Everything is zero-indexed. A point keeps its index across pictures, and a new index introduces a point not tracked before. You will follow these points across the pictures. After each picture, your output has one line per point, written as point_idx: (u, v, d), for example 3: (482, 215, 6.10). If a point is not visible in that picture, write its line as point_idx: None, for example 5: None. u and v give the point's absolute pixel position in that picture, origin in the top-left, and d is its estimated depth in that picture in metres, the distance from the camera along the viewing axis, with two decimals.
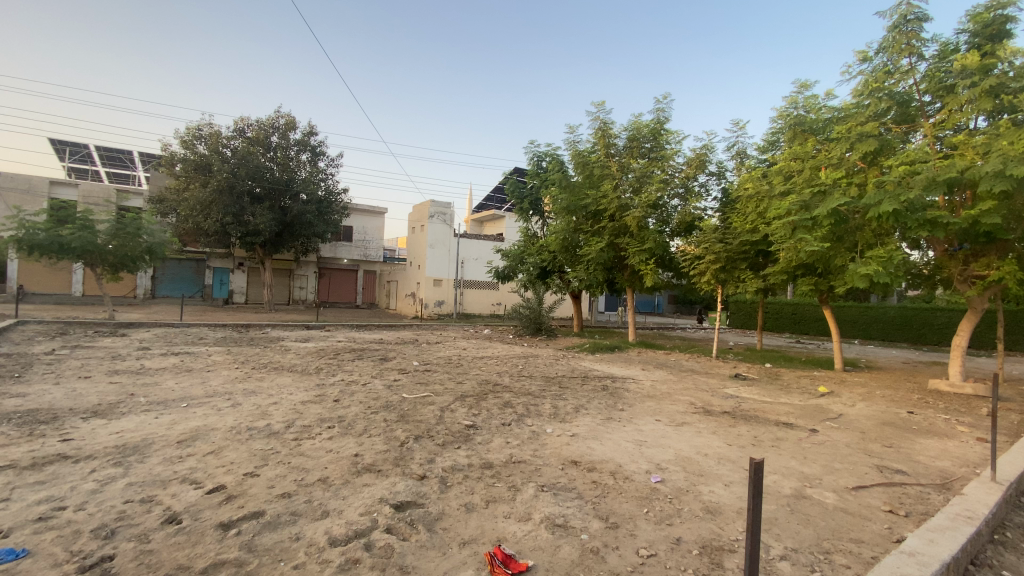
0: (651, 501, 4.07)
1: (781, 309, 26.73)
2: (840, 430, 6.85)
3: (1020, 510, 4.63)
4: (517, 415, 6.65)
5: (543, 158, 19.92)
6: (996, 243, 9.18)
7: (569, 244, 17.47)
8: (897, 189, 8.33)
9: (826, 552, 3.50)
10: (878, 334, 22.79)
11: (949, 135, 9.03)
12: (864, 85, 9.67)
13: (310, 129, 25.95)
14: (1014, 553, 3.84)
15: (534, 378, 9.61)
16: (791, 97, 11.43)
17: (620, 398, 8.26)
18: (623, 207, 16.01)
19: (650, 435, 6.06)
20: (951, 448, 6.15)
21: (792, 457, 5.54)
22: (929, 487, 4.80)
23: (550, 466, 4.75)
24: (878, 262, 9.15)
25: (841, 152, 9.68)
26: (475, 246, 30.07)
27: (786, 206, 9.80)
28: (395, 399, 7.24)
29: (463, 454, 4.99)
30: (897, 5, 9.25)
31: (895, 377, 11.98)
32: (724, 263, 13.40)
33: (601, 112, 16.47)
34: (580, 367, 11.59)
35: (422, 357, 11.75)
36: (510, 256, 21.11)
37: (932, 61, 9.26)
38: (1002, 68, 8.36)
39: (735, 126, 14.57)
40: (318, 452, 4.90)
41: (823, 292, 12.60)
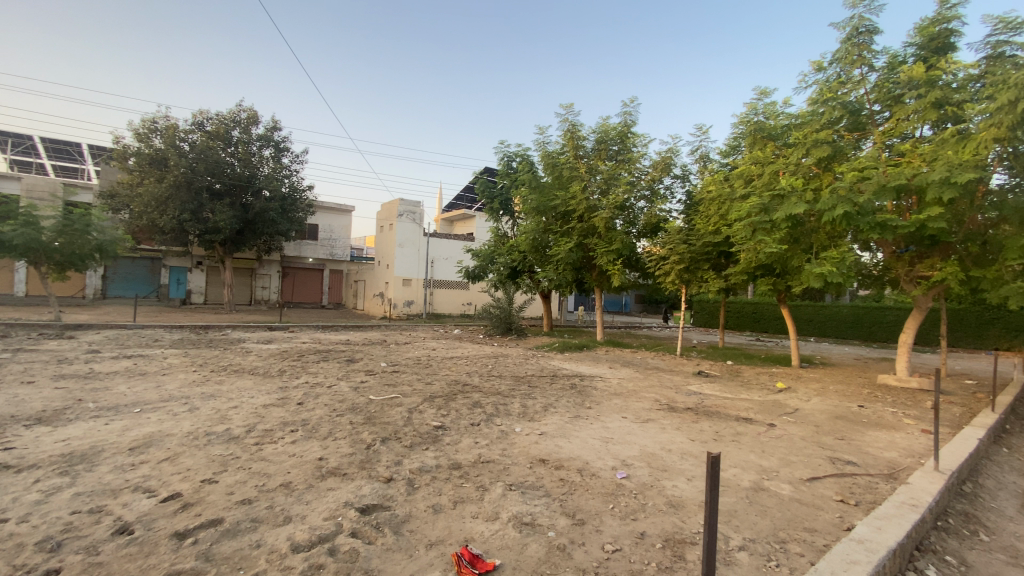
0: (617, 497, 4.15)
1: (742, 309, 27.62)
2: (796, 424, 7.14)
3: (959, 497, 4.95)
4: (486, 415, 6.65)
5: (513, 158, 19.94)
6: (940, 246, 9.74)
7: (539, 245, 17.58)
8: (850, 194, 8.75)
9: (782, 541, 3.65)
10: (832, 332, 23.83)
11: (897, 142, 9.53)
12: (819, 93, 10.09)
13: (274, 124, 25.17)
14: (955, 538, 4.09)
15: (503, 378, 9.63)
16: (751, 104, 11.78)
17: (588, 396, 8.37)
18: (591, 208, 16.22)
19: (616, 432, 6.18)
20: (898, 439, 6.51)
21: (751, 451, 5.74)
22: (876, 477, 5.07)
23: (518, 464, 4.78)
24: (832, 262, 9.58)
25: (798, 157, 10.08)
26: (445, 246, 29.87)
27: (747, 208, 10.13)
28: (361, 400, 7.12)
29: (431, 455, 4.95)
30: (849, 18, 9.70)
31: (848, 372, 12.54)
32: (688, 264, 13.76)
33: (570, 114, 16.65)
34: (549, 366, 11.69)
35: (389, 358, 11.59)
36: (480, 255, 21.05)
37: (881, 72, 9.73)
38: (947, 80, 8.87)
39: (698, 130, 14.94)
40: (281, 457, 4.77)
41: (780, 292, 13.10)
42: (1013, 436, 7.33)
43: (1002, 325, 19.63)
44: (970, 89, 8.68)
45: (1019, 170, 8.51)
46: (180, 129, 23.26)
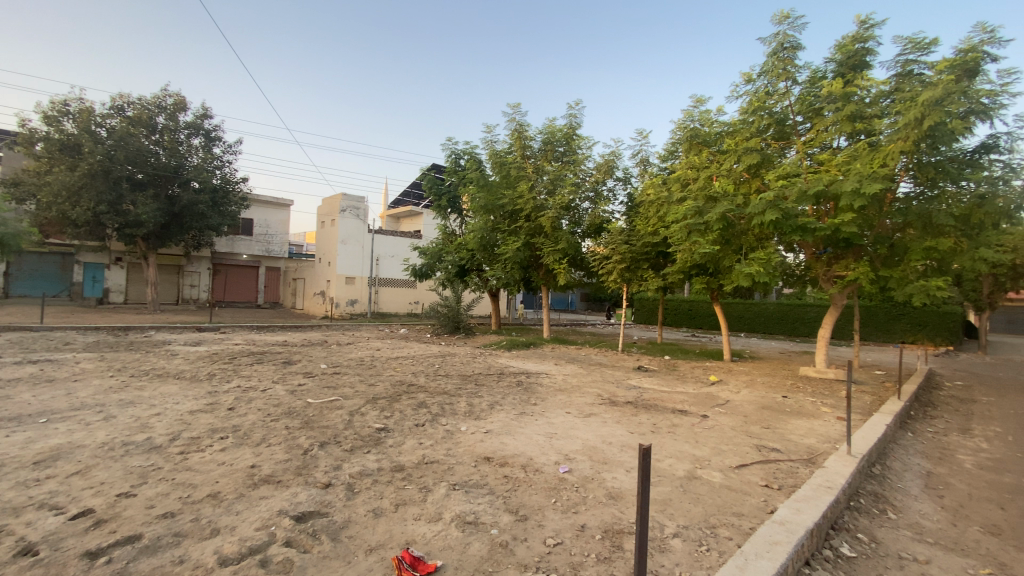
0: (559, 491, 4.23)
1: (679, 306, 28.90)
2: (726, 415, 7.58)
3: (869, 478, 5.43)
4: (431, 415, 6.58)
5: (461, 156, 19.83)
6: (853, 248, 10.61)
7: (487, 243, 17.54)
8: (775, 200, 9.41)
9: (713, 527, 3.86)
10: (760, 328, 25.43)
11: (817, 151, 10.29)
12: (749, 104, 10.70)
13: (204, 112, 23.59)
14: (865, 517, 4.49)
15: (450, 377, 9.57)
16: (688, 111, 12.27)
17: (534, 393, 8.48)
18: (538, 208, 16.43)
19: (560, 427, 6.29)
20: (816, 426, 7.05)
21: (685, 441, 6.04)
22: (798, 462, 5.47)
23: (463, 463, 4.76)
24: (759, 263, 10.26)
25: (730, 163, 10.67)
26: (390, 243, 29.23)
27: (683, 211, 10.62)
28: (299, 404, 6.83)
29: (372, 458, 4.83)
30: (775, 34, 10.37)
31: (773, 366, 13.44)
32: (629, 264, 14.25)
33: (518, 113, 16.81)
34: (496, 364, 11.71)
35: (331, 359, 11.20)
36: (427, 253, 20.79)
37: (804, 85, 10.47)
38: (861, 95, 9.63)
39: (639, 135, 15.43)
40: (208, 466, 4.50)
41: (713, 291, 13.82)
42: (914, 421, 8.14)
43: (908, 320, 21.65)
44: (881, 104, 9.50)
45: (921, 180, 9.44)
46: (97, 114, 21.34)
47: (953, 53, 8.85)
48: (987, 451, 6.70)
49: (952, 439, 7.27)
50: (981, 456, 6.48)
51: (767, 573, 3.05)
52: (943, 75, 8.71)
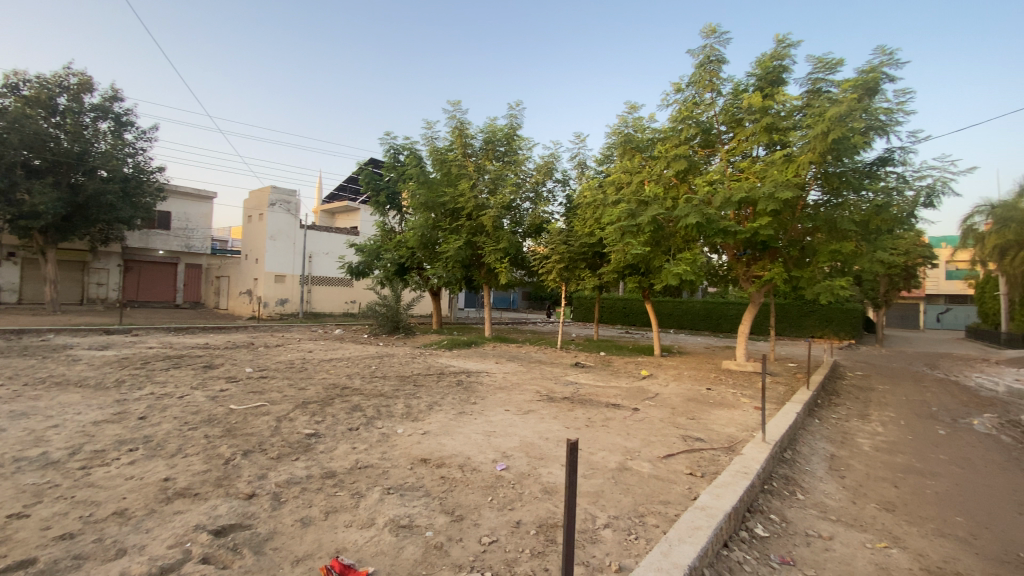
0: (496, 489, 4.26)
1: (614, 304, 29.96)
2: (656, 407, 7.95)
3: (781, 463, 5.89)
4: (366, 418, 6.40)
5: (400, 151, 19.41)
6: (770, 250, 11.47)
7: (427, 241, 17.31)
8: (701, 205, 10.03)
9: (641, 516, 4.04)
10: (688, 324, 26.89)
11: (738, 160, 11.01)
12: (678, 112, 11.26)
13: (114, 93, 21.54)
14: (777, 498, 4.88)
15: (387, 378, 9.36)
16: (622, 117, 12.65)
17: (473, 392, 8.47)
18: (479, 207, 16.41)
19: (499, 425, 6.33)
20: (736, 416, 7.55)
21: (618, 434, 6.26)
22: (719, 450, 5.84)
23: (398, 467, 4.67)
24: (686, 263, 10.87)
25: (660, 168, 11.18)
26: (324, 240, 28.13)
27: (617, 213, 11.05)
28: (220, 411, 6.40)
29: (301, 465, 4.63)
30: (703, 47, 10.99)
31: (700, 360, 14.26)
32: (567, 263, 14.60)
33: (458, 111, 16.67)
34: (436, 364, 11.60)
35: (257, 362, 10.59)
36: (364, 251, 20.19)
37: (728, 97, 11.14)
38: (778, 109, 10.39)
39: (577, 138, 15.83)
40: (115, 481, 4.12)
41: (645, 290, 14.45)
42: (821, 409, 8.93)
43: (817, 316, 23.67)
44: (795, 118, 10.29)
45: (828, 189, 10.36)
46: None
47: (856, 73, 9.75)
48: (881, 434, 7.47)
49: (852, 424, 8.05)
50: (877, 439, 7.22)
51: (690, 556, 3.23)
52: (847, 92, 9.58)
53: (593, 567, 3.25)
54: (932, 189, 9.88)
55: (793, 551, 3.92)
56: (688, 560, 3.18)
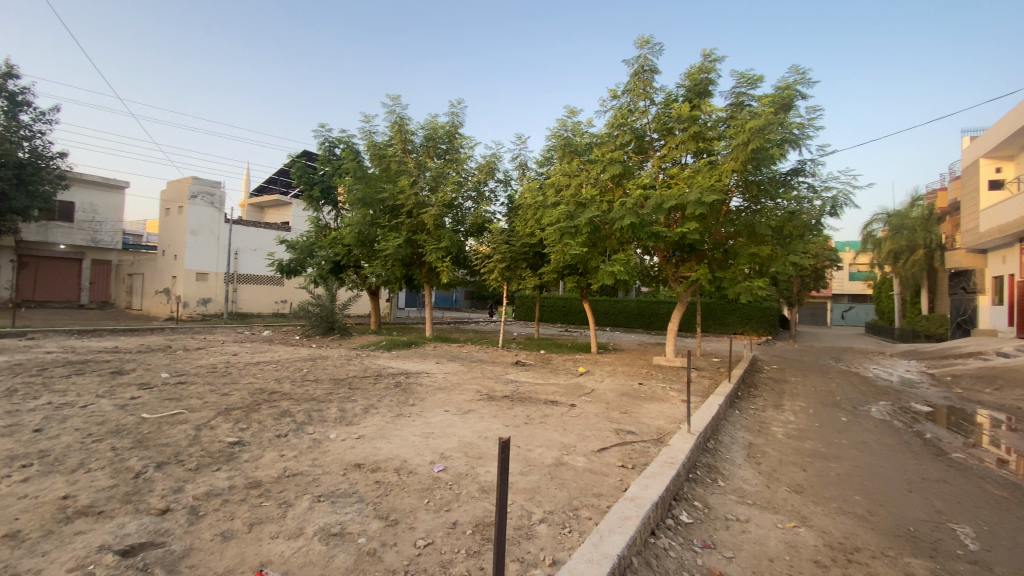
0: (432, 491, 4.23)
1: (554, 303, 30.55)
2: (591, 403, 8.20)
3: (704, 452, 6.26)
4: (296, 424, 6.12)
5: (336, 144, 18.71)
6: (697, 252, 12.17)
7: (365, 239, 16.83)
8: (634, 209, 10.49)
9: (575, 509, 4.16)
10: (623, 322, 27.91)
11: (669, 166, 11.56)
12: (614, 118, 11.67)
13: (10, 70, 19.13)
14: (700, 486, 5.19)
15: (321, 381, 9.00)
16: (562, 121, 12.91)
17: (412, 393, 8.33)
18: (419, 204, 16.13)
19: (437, 426, 6.27)
20: (665, 409, 7.94)
21: (555, 430, 6.40)
22: (649, 442, 6.12)
23: (330, 473, 4.52)
24: (620, 264, 11.31)
25: (597, 172, 11.51)
26: (252, 235, 26.62)
27: (557, 215, 11.31)
28: (131, 421, 5.89)
29: (223, 476, 4.36)
30: (637, 56, 11.45)
31: (633, 356, 14.85)
32: (509, 263, 14.69)
33: (398, 105, 16.29)
34: (373, 365, 11.29)
35: (175, 367, 9.83)
36: (296, 248, 19.29)
37: (660, 106, 11.66)
38: (705, 119, 11.02)
39: (518, 139, 15.98)
40: (2, 501, 3.68)
41: (584, 289, 14.88)
42: (741, 400, 9.57)
43: (738, 314, 25.36)
44: (719, 129, 10.98)
45: (748, 197, 11.13)
46: None
47: (774, 89, 10.53)
48: (792, 422, 8.15)
49: (768, 414, 8.71)
50: (788, 427, 7.86)
51: (619, 545, 3.37)
52: (765, 107, 10.31)
53: (528, 562, 3.30)
54: (837, 199, 10.87)
55: (714, 534, 4.20)
56: (618, 550, 3.30)
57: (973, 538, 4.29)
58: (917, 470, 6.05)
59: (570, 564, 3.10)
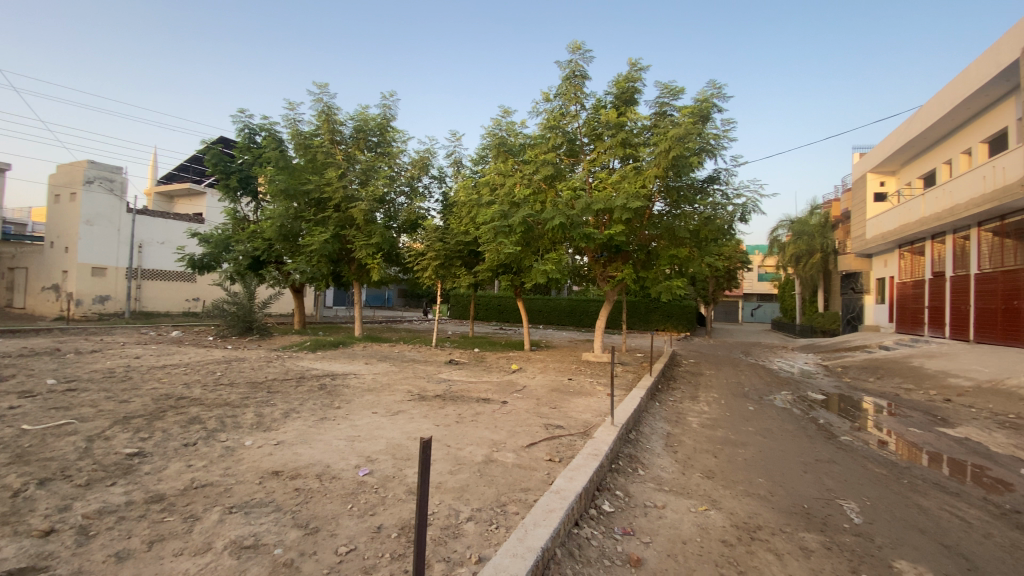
0: (357, 495, 4.11)
1: (489, 302, 30.67)
2: (522, 399, 8.32)
3: (627, 443, 6.55)
4: (207, 431, 5.70)
5: (257, 132, 17.60)
6: (623, 253, 12.71)
7: (288, 233, 15.99)
8: (565, 209, 10.78)
9: (504, 505, 4.21)
10: (555, 320, 28.57)
11: (598, 170, 11.98)
12: (547, 121, 11.93)
13: None
14: (622, 476, 5.43)
15: (237, 385, 8.44)
16: (496, 120, 12.97)
17: (338, 396, 8.03)
18: (348, 198, 15.54)
19: (364, 428, 6.10)
20: (592, 403, 8.22)
21: (485, 428, 6.44)
22: (576, 435, 6.32)
23: (244, 483, 4.25)
24: (552, 263, 11.59)
25: (531, 172, 11.69)
26: (158, 227, 24.44)
27: (491, 214, 11.38)
28: (6, 434, 5.20)
29: (120, 491, 3.98)
30: (569, 61, 11.76)
31: (564, 353, 15.24)
32: (443, 261, 14.48)
33: (325, 94, 15.63)
34: (296, 367, 10.73)
35: (64, 372, 8.79)
36: (210, 241, 17.93)
37: (590, 111, 12.05)
38: (631, 126, 11.51)
39: (453, 136, 15.88)
40: None
41: (518, 288, 15.06)
42: (662, 393, 10.13)
43: (661, 312, 26.80)
44: (644, 136, 11.52)
45: (670, 202, 11.77)
46: None
47: (693, 101, 11.20)
48: (706, 412, 8.73)
49: (685, 405, 9.27)
50: (703, 417, 8.41)
51: (543, 538, 3.45)
52: (685, 118, 10.92)
53: (454, 562, 3.29)
54: (746, 206, 11.78)
55: (633, 522, 4.42)
56: (542, 543, 3.39)
57: (857, 513, 4.82)
58: (812, 452, 6.72)
59: (495, 561, 3.12)
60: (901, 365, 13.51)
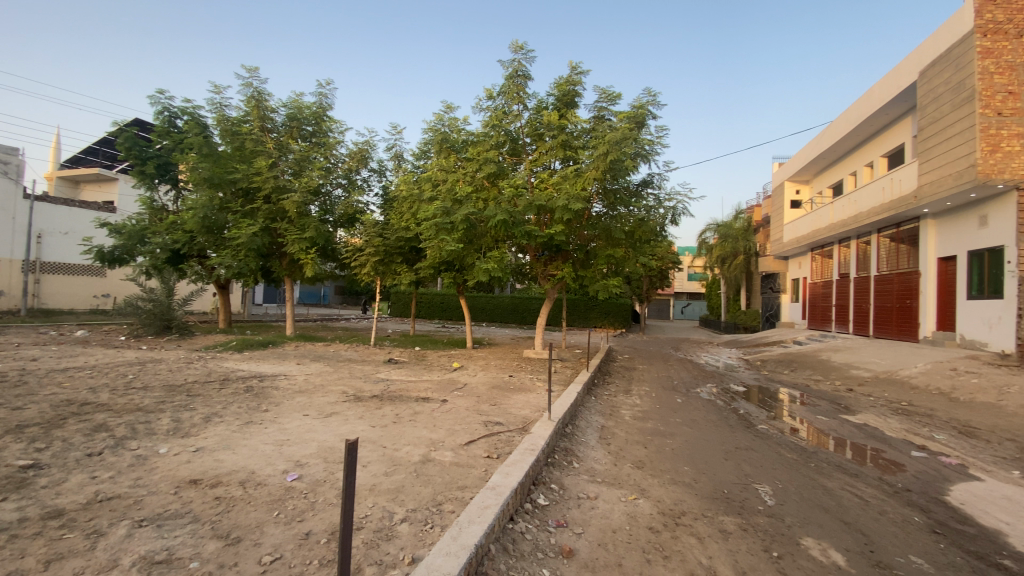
0: (284, 502, 3.94)
1: (431, 299, 30.32)
2: (462, 397, 8.31)
3: (563, 437, 6.71)
4: (116, 439, 5.25)
5: (178, 115, 16.34)
6: (563, 253, 12.98)
7: (213, 225, 14.99)
8: (508, 208, 10.85)
9: (440, 504, 4.20)
10: (498, 318, 28.72)
11: (540, 170, 12.16)
12: (490, 119, 11.94)
13: None
14: (557, 469, 5.57)
15: (153, 389, 7.83)
16: (438, 115, 12.82)
17: (266, 398, 7.65)
18: (279, 189, 14.76)
19: (294, 431, 5.86)
20: (532, 399, 8.35)
21: (423, 427, 6.37)
22: (514, 431, 6.40)
23: (157, 493, 3.96)
24: (494, 261, 11.65)
25: (473, 170, 11.65)
26: (61, 216, 22.15)
27: (432, 210, 11.23)
28: None
29: (10, 507, 3.58)
30: (512, 60, 11.82)
31: (505, 350, 15.35)
32: (383, 257, 14.22)
33: (255, 78, 14.77)
34: (221, 369, 10.10)
35: None
36: (122, 232, 16.48)
37: (531, 111, 12.20)
38: (571, 128, 11.77)
39: (394, 129, 15.54)
40: None
41: (460, 285, 14.99)
42: (598, 387, 10.46)
43: (599, 309, 27.63)
44: (584, 138, 11.83)
45: (608, 204, 12.15)
46: None
47: (630, 107, 11.61)
48: (638, 405, 9.12)
49: (619, 398, 9.63)
50: (635, 410, 8.77)
51: (477, 535, 3.47)
52: (622, 122, 11.31)
53: (386, 564, 3.25)
54: (675, 209, 12.39)
55: (567, 513, 4.55)
56: (476, 539, 3.41)
57: (770, 495, 5.22)
58: (732, 440, 7.20)
59: (428, 560, 3.11)
60: (812, 358, 14.74)
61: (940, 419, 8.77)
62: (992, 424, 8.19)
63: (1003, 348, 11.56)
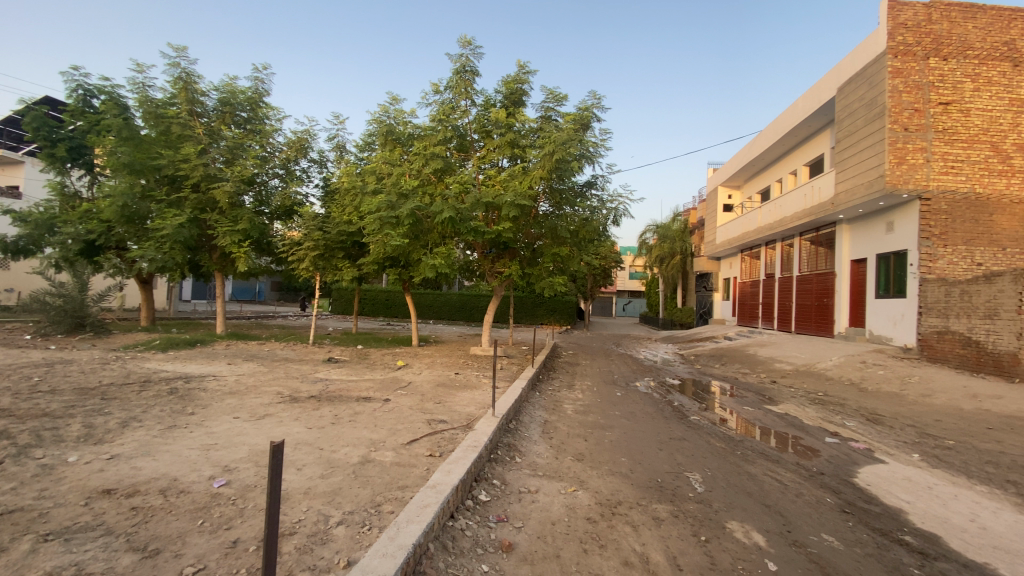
0: (211, 509, 3.75)
1: (376, 296, 29.63)
2: (406, 396, 8.20)
3: (506, 433, 6.78)
4: (16, 448, 4.77)
5: (93, 94, 15.00)
6: (510, 250, 13.03)
7: (133, 215, 13.86)
8: (454, 203, 10.79)
9: (378, 505, 4.14)
10: (444, 315, 28.49)
11: (487, 167, 12.16)
12: (437, 113, 11.82)
13: None
14: (500, 465, 5.63)
15: (62, 392, 7.18)
16: (383, 107, 12.52)
17: (193, 400, 7.21)
18: (210, 178, 13.93)
19: (224, 435, 5.57)
20: (476, 396, 8.37)
21: (364, 427, 6.24)
22: (458, 429, 6.39)
23: (65, 505, 3.64)
24: (440, 257, 11.54)
25: (419, 165, 11.50)
26: None
27: (376, 203, 10.94)
28: None
29: None
30: (460, 54, 11.74)
31: (450, 348, 15.28)
32: (323, 251, 13.66)
33: (182, 58, 13.81)
34: (141, 370, 9.40)
35: None
36: (27, 220, 14.92)
37: (479, 108, 12.18)
38: (518, 126, 11.86)
39: (335, 119, 15.06)
40: None
41: (405, 282, 14.76)
42: (542, 383, 10.63)
43: (545, 306, 28.03)
44: (531, 137, 11.96)
45: (553, 203, 12.35)
46: None
47: (575, 109, 11.85)
48: (580, 400, 9.34)
49: (562, 393, 9.82)
50: (577, 404, 8.99)
51: (416, 534, 3.46)
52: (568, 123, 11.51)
53: (320, 569, 3.17)
54: (617, 210, 12.79)
55: (508, 508, 4.61)
56: (413, 539, 3.40)
57: (699, 483, 5.53)
58: (667, 432, 7.54)
59: (364, 562, 3.06)
60: (742, 353, 15.69)
61: (851, 407, 9.61)
62: (894, 412, 9.07)
63: (905, 342, 12.79)
